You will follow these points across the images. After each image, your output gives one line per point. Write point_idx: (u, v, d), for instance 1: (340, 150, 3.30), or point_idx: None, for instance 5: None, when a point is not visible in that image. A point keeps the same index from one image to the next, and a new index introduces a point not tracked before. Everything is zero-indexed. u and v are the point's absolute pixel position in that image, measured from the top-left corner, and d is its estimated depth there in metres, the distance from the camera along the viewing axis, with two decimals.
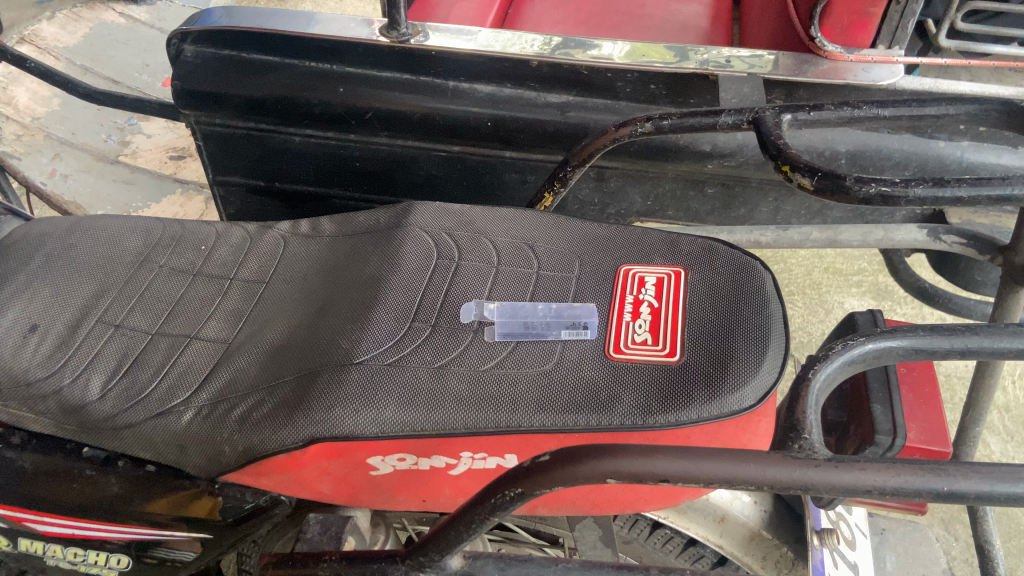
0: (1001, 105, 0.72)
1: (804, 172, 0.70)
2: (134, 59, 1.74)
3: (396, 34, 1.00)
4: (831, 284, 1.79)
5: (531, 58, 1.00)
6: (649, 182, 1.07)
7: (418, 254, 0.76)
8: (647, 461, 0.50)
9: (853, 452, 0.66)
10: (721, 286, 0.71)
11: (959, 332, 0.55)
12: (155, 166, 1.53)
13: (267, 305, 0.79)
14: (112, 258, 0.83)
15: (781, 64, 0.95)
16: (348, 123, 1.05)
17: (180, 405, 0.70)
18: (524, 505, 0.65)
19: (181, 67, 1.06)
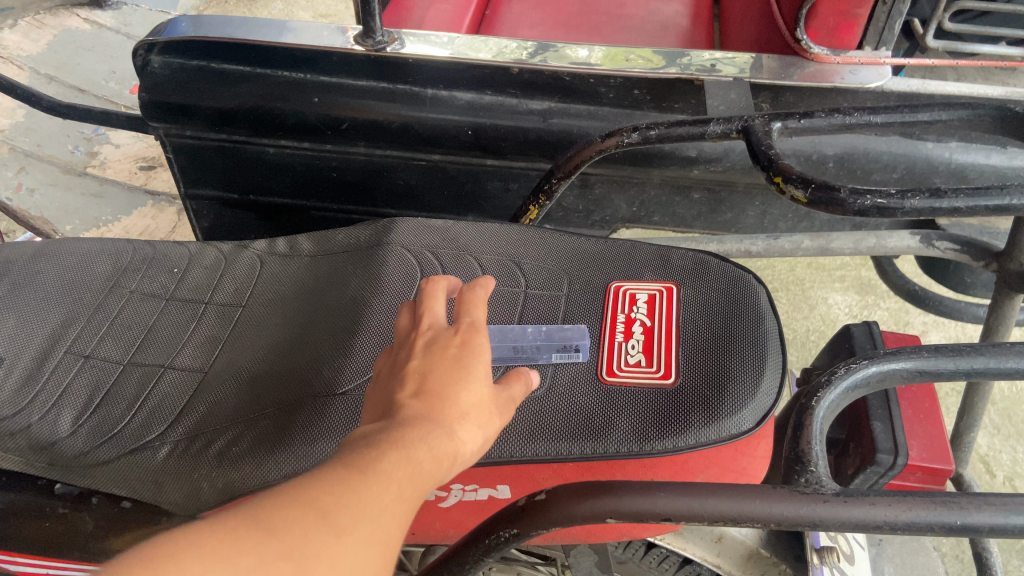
0: (995, 110, 0.71)
1: (797, 183, 0.68)
2: (100, 66, 1.69)
3: (371, 43, 0.96)
4: (814, 279, 1.78)
5: (511, 66, 0.95)
6: (634, 188, 1.04)
7: (401, 275, 0.74)
8: (648, 499, 0.48)
9: (854, 473, 0.65)
10: (714, 302, 0.69)
11: (965, 351, 0.53)
12: (124, 177, 1.48)
13: (245, 330, 0.76)
14: (80, 284, 0.79)
15: (765, 66, 0.93)
16: (324, 133, 1.02)
17: (156, 440, 0.67)
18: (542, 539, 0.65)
19: (149, 79, 1.02)
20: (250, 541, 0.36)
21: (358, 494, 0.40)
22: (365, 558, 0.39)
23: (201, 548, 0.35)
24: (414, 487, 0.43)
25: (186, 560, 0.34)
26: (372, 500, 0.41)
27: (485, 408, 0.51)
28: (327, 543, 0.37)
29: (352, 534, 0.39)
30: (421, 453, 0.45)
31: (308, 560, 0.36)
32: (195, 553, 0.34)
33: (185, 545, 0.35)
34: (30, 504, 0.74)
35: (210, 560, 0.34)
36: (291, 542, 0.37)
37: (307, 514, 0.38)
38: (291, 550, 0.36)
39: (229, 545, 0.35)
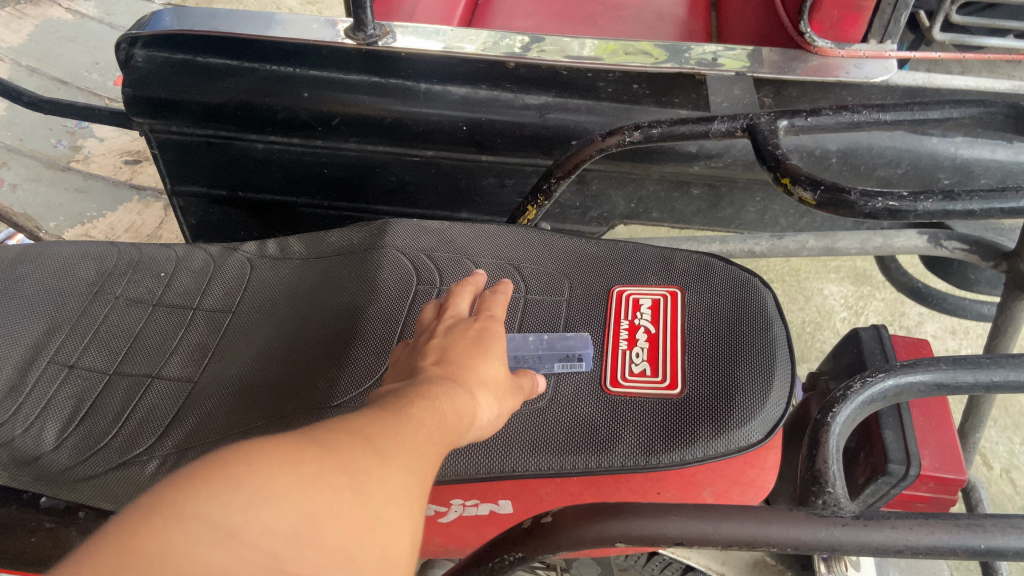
0: (1008, 107, 0.69)
1: (806, 184, 0.66)
2: (83, 57, 1.65)
3: (362, 36, 0.92)
4: (810, 270, 1.76)
5: (507, 60, 0.92)
6: (632, 184, 1.01)
7: (397, 280, 0.71)
8: (659, 523, 0.46)
9: (865, 483, 0.63)
10: (720, 307, 0.67)
11: (985, 364, 0.52)
12: (109, 172, 1.45)
13: (235, 337, 0.74)
14: (63, 290, 0.76)
15: (767, 60, 0.91)
16: (314, 129, 0.99)
17: (144, 454, 0.65)
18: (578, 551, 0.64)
19: (133, 74, 0.99)
20: (307, 450, 0.37)
21: (397, 431, 0.42)
22: (412, 484, 0.39)
23: (260, 453, 0.36)
24: (443, 438, 0.45)
25: (245, 463, 0.35)
26: (409, 440, 0.42)
27: (501, 382, 0.54)
28: (374, 462, 0.38)
29: (399, 461, 0.40)
30: (445, 411, 0.47)
31: (360, 473, 0.37)
32: (254, 458, 0.35)
33: (245, 452, 0.35)
34: (13, 519, 0.72)
35: (269, 465, 0.35)
36: (344, 458, 0.38)
37: (354, 438, 0.39)
38: (342, 462, 0.37)
39: (286, 452, 0.36)
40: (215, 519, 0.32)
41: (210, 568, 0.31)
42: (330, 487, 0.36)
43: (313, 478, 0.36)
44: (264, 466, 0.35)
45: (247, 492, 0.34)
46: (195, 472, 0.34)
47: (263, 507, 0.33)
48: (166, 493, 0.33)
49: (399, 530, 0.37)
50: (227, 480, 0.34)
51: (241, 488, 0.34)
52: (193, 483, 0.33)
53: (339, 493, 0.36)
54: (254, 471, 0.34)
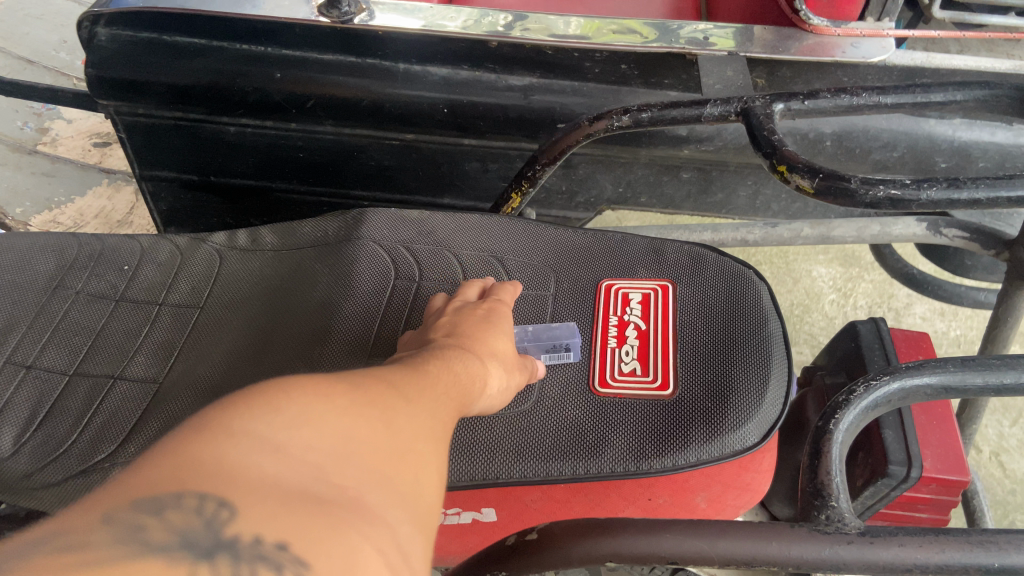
0: (1014, 90, 0.66)
1: (804, 172, 0.63)
2: (50, 35, 1.59)
3: (337, 13, 0.90)
4: (799, 252, 1.73)
5: (489, 39, 0.89)
6: (620, 168, 0.97)
7: (374, 275, 0.68)
8: (653, 541, 0.43)
9: (863, 484, 0.61)
10: (713, 302, 0.64)
11: (995, 366, 0.49)
12: (78, 155, 1.40)
13: (204, 332, 0.70)
14: (20, 285, 0.72)
15: (760, 38, 0.87)
16: (288, 111, 0.95)
17: (106, 461, 0.61)
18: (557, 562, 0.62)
19: (96, 54, 0.94)
20: (336, 386, 0.35)
21: (415, 385, 0.40)
22: (436, 431, 0.37)
23: (295, 384, 0.33)
24: (458, 399, 0.43)
25: (281, 391, 0.32)
26: (428, 393, 0.40)
27: (508, 355, 0.53)
28: (401, 402, 0.37)
29: (421, 409, 0.38)
30: (459, 378, 0.45)
31: (388, 411, 0.35)
32: (289, 387, 0.33)
33: (279, 383, 0.33)
34: None
35: (308, 392, 0.33)
36: (371, 397, 0.36)
37: (378, 383, 0.38)
38: (372, 400, 0.35)
39: (319, 384, 0.34)
40: (262, 435, 0.30)
41: (265, 475, 0.28)
42: (366, 419, 0.34)
43: (348, 410, 0.34)
44: (301, 392, 0.33)
45: (289, 413, 0.31)
46: (230, 401, 0.32)
47: (308, 428, 0.31)
48: (205, 417, 0.30)
49: (432, 468, 0.35)
50: (266, 405, 0.31)
51: (283, 409, 0.31)
52: (233, 405, 0.31)
53: (374, 427, 0.34)
54: (292, 398, 0.32)
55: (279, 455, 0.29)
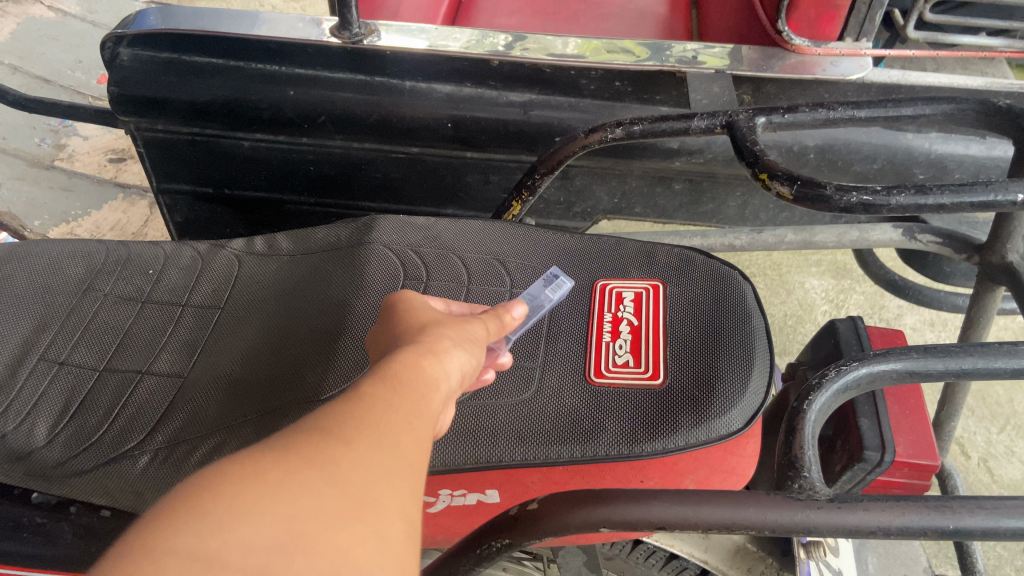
0: (979, 104, 0.71)
1: (783, 179, 0.68)
2: (65, 55, 1.65)
3: (347, 35, 0.94)
4: (791, 264, 1.78)
5: (491, 58, 0.95)
6: (615, 180, 1.02)
7: (384, 276, 0.73)
8: (642, 508, 0.48)
9: (842, 470, 0.65)
10: (700, 300, 0.69)
11: (954, 352, 0.54)
12: (94, 170, 1.45)
13: (224, 331, 0.75)
14: (52, 287, 0.77)
15: (747, 57, 0.92)
16: (300, 126, 1.00)
17: (135, 449, 0.66)
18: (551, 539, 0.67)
19: (117, 72, 0.99)
20: (268, 459, 0.34)
21: (363, 413, 0.39)
22: (391, 464, 0.37)
23: (221, 477, 0.32)
24: (420, 406, 0.42)
25: (208, 487, 0.32)
26: (378, 419, 0.39)
27: (450, 326, 0.51)
28: (342, 450, 0.36)
29: (369, 444, 0.37)
30: (415, 378, 0.44)
31: (331, 464, 0.35)
32: (216, 483, 0.32)
33: (203, 482, 0.32)
34: (6, 516, 0.72)
35: (237, 482, 0.32)
36: (308, 456, 0.35)
37: (317, 433, 0.37)
38: (310, 460, 0.35)
39: (247, 467, 0.33)
40: (190, 553, 0.29)
41: None
42: (307, 489, 0.33)
43: (284, 485, 0.33)
44: (228, 487, 0.32)
45: (217, 518, 0.31)
46: (152, 518, 0.31)
47: (241, 526, 0.31)
48: (128, 544, 0.29)
49: (390, 511, 0.35)
50: (192, 513, 0.31)
51: (211, 514, 0.31)
52: (156, 525, 0.30)
53: (317, 493, 0.33)
54: (219, 496, 0.31)
55: (212, 571, 0.29)
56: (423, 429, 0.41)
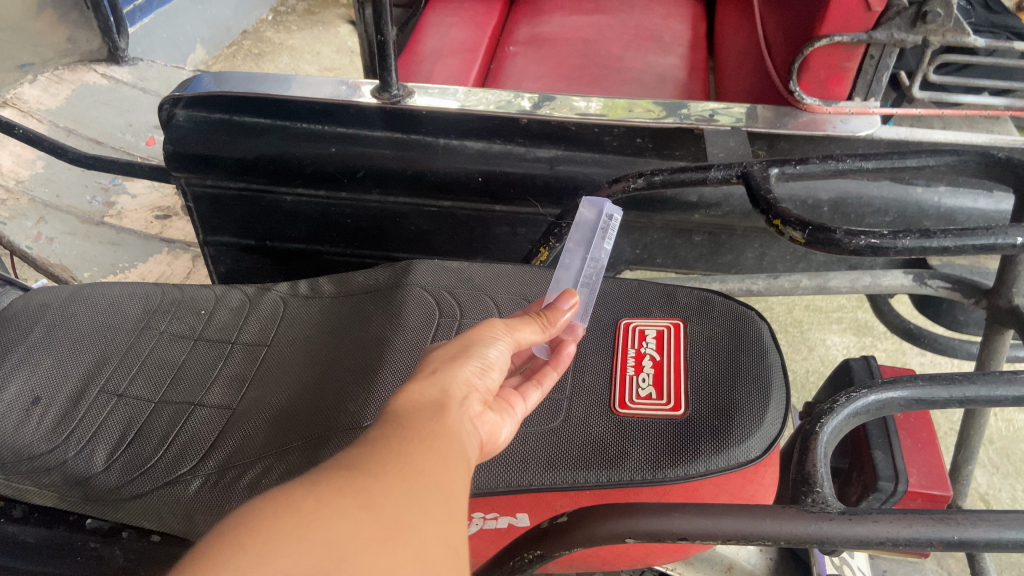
0: (979, 156, 0.76)
1: (795, 225, 0.71)
2: (116, 119, 1.75)
3: (387, 96, 1.05)
4: (812, 321, 1.79)
5: (519, 117, 1.03)
6: (638, 232, 1.07)
7: (421, 313, 0.78)
8: (665, 520, 0.51)
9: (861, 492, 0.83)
10: (719, 337, 0.74)
11: (958, 380, 0.57)
12: (141, 226, 1.53)
13: (270, 372, 0.80)
14: (112, 326, 0.83)
15: (762, 116, 0.99)
16: (340, 181, 1.06)
17: (188, 474, 0.70)
18: (578, 562, 0.71)
19: (174, 132, 1.07)
20: (298, 494, 0.35)
21: (378, 451, 0.40)
22: (416, 490, 0.38)
23: (255, 517, 0.33)
24: (432, 435, 0.43)
25: (244, 529, 0.33)
26: (394, 453, 0.40)
27: (445, 360, 0.52)
28: (367, 481, 0.37)
29: (390, 474, 0.38)
30: (420, 416, 0.44)
31: (360, 493, 0.36)
32: (250, 521, 0.33)
33: (240, 524, 0.33)
34: (61, 540, 0.77)
35: (270, 519, 0.33)
36: (335, 489, 0.36)
37: (339, 471, 0.38)
38: (339, 490, 0.36)
39: (280, 504, 0.34)
40: None
41: None
42: (341, 515, 0.34)
43: (318, 514, 0.34)
44: (263, 524, 0.33)
45: (256, 551, 0.32)
46: (194, 561, 0.32)
47: (279, 555, 0.31)
48: None
49: (423, 531, 0.35)
50: (231, 550, 0.32)
51: (250, 548, 0.31)
52: (198, 566, 0.31)
53: (351, 520, 0.34)
54: (256, 534, 0.32)
55: None
56: (440, 457, 0.41)
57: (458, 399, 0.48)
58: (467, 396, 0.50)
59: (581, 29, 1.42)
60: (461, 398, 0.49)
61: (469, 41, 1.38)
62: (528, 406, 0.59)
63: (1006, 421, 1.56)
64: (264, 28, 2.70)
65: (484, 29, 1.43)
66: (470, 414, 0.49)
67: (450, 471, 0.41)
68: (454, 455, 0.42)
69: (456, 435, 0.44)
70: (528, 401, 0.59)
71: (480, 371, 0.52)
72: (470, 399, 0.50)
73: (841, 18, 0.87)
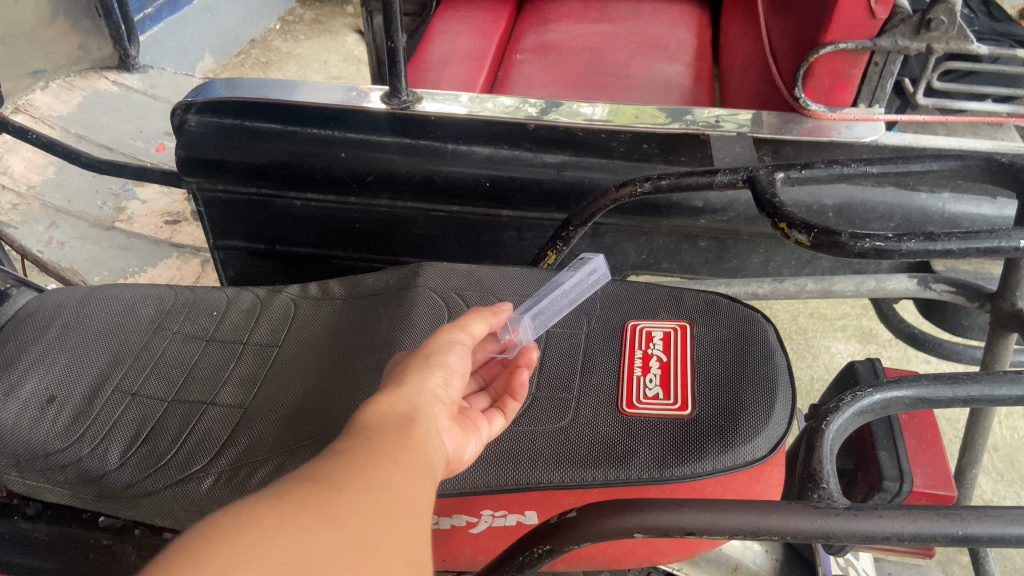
0: (982, 161, 0.77)
1: (800, 228, 0.71)
2: (126, 125, 1.77)
3: (396, 101, 1.03)
4: (817, 328, 1.80)
5: (527, 121, 1.03)
6: (643, 237, 1.08)
7: (430, 314, 0.80)
8: (674, 515, 0.52)
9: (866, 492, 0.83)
10: (725, 338, 0.75)
11: (961, 380, 0.58)
12: (151, 231, 1.54)
13: (281, 373, 0.81)
14: (127, 327, 0.84)
15: (765, 122, 0.99)
16: (350, 186, 1.07)
17: (201, 471, 0.71)
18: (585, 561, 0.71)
19: (186, 136, 1.09)
20: (262, 507, 0.35)
21: (343, 465, 0.40)
22: (380, 507, 0.38)
23: (218, 529, 0.34)
24: (400, 450, 0.43)
25: (208, 539, 0.33)
26: (357, 466, 0.40)
27: (408, 369, 0.53)
28: (330, 495, 0.37)
29: (357, 489, 0.38)
30: (389, 429, 0.45)
31: (325, 509, 0.36)
32: (213, 533, 0.33)
33: (203, 534, 0.33)
34: (74, 538, 0.78)
35: (232, 533, 0.33)
36: (299, 502, 0.36)
37: (304, 483, 0.38)
38: (302, 506, 0.36)
39: (243, 518, 0.34)
40: None
41: None
42: (302, 533, 0.34)
43: (279, 531, 0.34)
44: (225, 536, 0.33)
45: (216, 566, 0.32)
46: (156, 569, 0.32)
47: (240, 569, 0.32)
48: None
49: (387, 549, 0.36)
50: (193, 560, 0.32)
51: (212, 560, 0.32)
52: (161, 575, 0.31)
53: (314, 537, 0.34)
54: (213, 549, 0.32)
55: None
56: (408, 471, 0.42)
57: (426, 412, 0.49)
58: (434, 407, 0.51)
59: (588, 38, 1.43)
60: (428, 410, 0.50)
61: (477, 49, 1.40)
62: (495, 431, 0.61)
63: (1011, 428, 1.56)
64: (273, 36, 2.72)
65: (491, 37, 1.44)
66: (438, 427, 0.50)
67: (416, 486, 0.41)
68: (422, 471, 0.43)
69: (422, 448, 0.45)
70: (491, 427, 0.61)
71: (438, 381, 0.53)
72: (437, 410, 0.51)
73: (845, 26, 0.88)
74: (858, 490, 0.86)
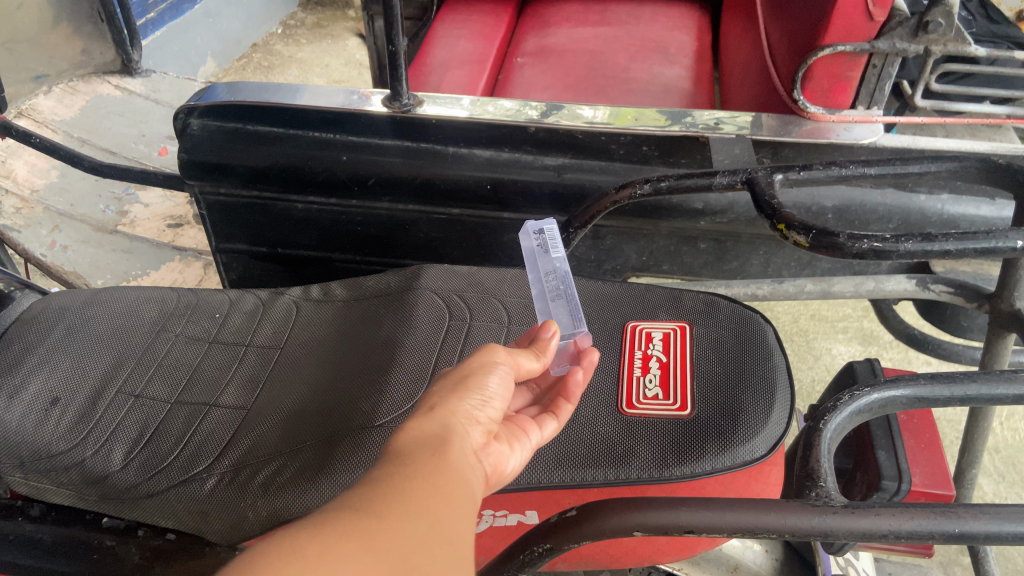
0: (979, 162, 0.77)
1: (799, 230, 0.71)
2: (129, 129, 1.78)
3: (397, 105, 1.05)
4: (818, 330, 1.80)
5: (527, 125, 1.03)
6: (643, 239, 1.08)
7: (431, 316, 0.80)
8: (672, 513, 0.52)
9: (865, 492, 0.83)
10: (724, 339, 0.75)
11: (958, 379, 0.58)
12: (153, 235, 1.55)
13: (283, 374, 0.81)
14: (130, 329, 0.85)
15: (764, 124, 1.00)
16: (351, 189, 1.08)
17: (203, 472, 0.71)
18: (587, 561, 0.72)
19: (188, 141, 1.10)
20: (304, 536, 0.36)
21: (382, 492, 0.41)
22: (419, 534, 0.38)
23: (263, 559, 0.34)
24: (437, 473, 0.43)
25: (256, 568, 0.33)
26: (395, 492, 0.41)
27: (446, 392, 0.52)
28: (370, 523, 0.37)
29: (397, 516, 0.39)
30: (425, 453, 0.45)
31: (367, 539, 0.37)
32: (259, 563, 0.34)
33: (250, 564, 0.34)
34: (78, 539, 0.78)
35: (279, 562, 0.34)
36: (341, 530, 0.37)
37: (344, 511, 0.38)
38: (345, 535, 0.36)
39: (287, 546, 0.35)
40: None
41: None
42: (347, 561, 0.35)
43: (324, 559, 0.35)
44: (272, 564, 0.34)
45: None
46: None
47: None
48: None
49: None
50: None
51: None
52: None
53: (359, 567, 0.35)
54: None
55: None
56: (445, 495, 0.42)
57: (460, 434, 0.48)
58: (469, 429, 0.50)
59: (588, 41, 1.44)
60: (462, 431, 0.49)
61: (477, 53, 1.40)
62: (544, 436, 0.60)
63: (1012, 430, 1.55)
64: (275, 40, 2.73)
65: (492, 41, 1.45)
66: (472, 446, 0.49)
67: (453, 510, 0.41)
68: (457, 493, 0.43)
69: (459, 472, 0.45)
70: (541, 430, 0.59)
71: (476, 405, 0.52)
72: (471, 431, 0.50)
73: (844, 29, 0.89)
74: (856, 490, 0.87)
